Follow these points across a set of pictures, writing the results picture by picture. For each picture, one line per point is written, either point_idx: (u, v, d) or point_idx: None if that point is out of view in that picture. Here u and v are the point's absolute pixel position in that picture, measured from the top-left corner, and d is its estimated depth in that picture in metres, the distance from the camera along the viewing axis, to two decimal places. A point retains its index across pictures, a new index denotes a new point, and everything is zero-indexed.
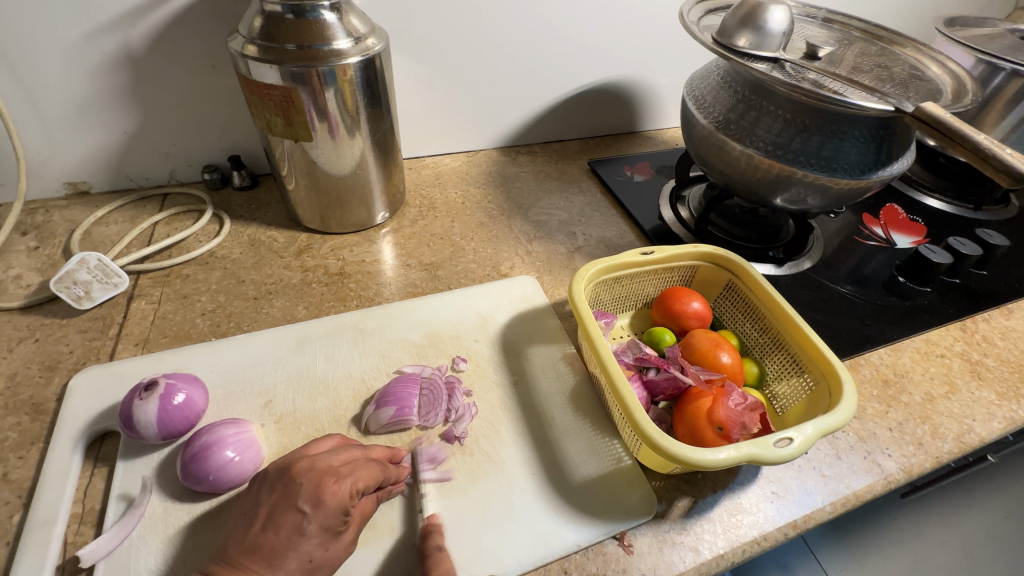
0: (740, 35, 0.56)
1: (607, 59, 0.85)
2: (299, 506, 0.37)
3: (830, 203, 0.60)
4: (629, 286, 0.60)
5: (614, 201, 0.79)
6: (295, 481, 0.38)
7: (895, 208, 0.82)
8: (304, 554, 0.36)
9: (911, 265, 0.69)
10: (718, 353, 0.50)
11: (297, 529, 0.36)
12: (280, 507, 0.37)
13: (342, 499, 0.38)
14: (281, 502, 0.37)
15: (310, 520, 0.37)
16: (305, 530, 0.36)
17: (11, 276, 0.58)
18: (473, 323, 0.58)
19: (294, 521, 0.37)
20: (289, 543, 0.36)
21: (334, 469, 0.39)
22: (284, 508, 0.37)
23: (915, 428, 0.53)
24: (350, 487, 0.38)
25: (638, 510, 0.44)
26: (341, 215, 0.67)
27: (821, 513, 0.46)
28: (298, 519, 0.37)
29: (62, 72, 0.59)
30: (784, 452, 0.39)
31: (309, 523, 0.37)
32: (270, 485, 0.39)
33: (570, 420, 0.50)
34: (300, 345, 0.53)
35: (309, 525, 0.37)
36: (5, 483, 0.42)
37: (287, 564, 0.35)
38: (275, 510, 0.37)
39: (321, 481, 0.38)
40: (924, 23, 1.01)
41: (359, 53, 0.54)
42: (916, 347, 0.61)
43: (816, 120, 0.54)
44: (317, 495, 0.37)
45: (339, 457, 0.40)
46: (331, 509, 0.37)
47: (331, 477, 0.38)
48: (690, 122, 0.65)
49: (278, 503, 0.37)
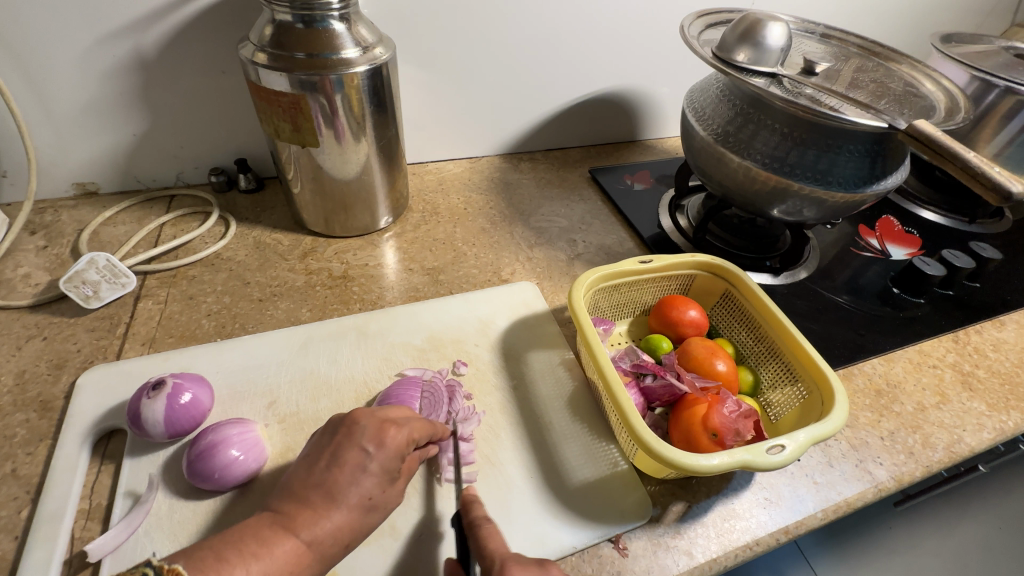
0: (739, 50, 0.58)
1: (609, 69, 0.86)
2: (362, 446, 0.39)
3: (826, 214, 0.61)
4: (628, 293, 0.60)
5: (613, 209, 0.81)
6: (357, 423, 0.40)
7: (890, 219, 0.83)
8: (364, 491, 0.37)
9: (905, 277, 0.70)
10: (713, 361, 0.51)
11: (360, 466, 0.38)
12: (342, 448, 0.39)
13: (401, 442, 0.40)
14: (343, 444, 0.39)
15: (372, 459, 0.38)
16: (367, 468, 0.38)
17: (20, 275, 0.59)
18: (474, 328, 0.58)
19: (357, 459, 0.38)
20: (353, 480, 0.37)
21: (393, 419, 0.41)
22: (347, 448, 0.39)
23: (906, 438, 0.54)
24: (407, 433, 0.41)
25: (634, 514, 0.45)
26: (345, 219, 0.68)
27: (812, 519, 0.47)
28: (360, 458, 0.38)
29: (75, 75, 0.61)
30: (777, 459, 0.40)
31: (371, 462, 0.38)
32: (331, 432, 0.40)
33: (568, 425, 0.51)
34: (303, 347, 0.54)
35: (372, 464, 0.38)
36: (14, 479, 0.43)
37: (349, 499, 0.37)
38: (338, 451, 0.39)
39: (383, 426, 0.40)
40: (920, 38, 1.02)
41: (366, 61, 0.55)
42: (909, 358, 0.62)
43: (812, 135, 0.55)
44: (380, 437, 0.39)
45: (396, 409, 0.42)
46: (391, 454, 0.39)
47: (390, 424, 0.40)
48: (689, 134, 0.66)
49: (341, 445, 0.39)
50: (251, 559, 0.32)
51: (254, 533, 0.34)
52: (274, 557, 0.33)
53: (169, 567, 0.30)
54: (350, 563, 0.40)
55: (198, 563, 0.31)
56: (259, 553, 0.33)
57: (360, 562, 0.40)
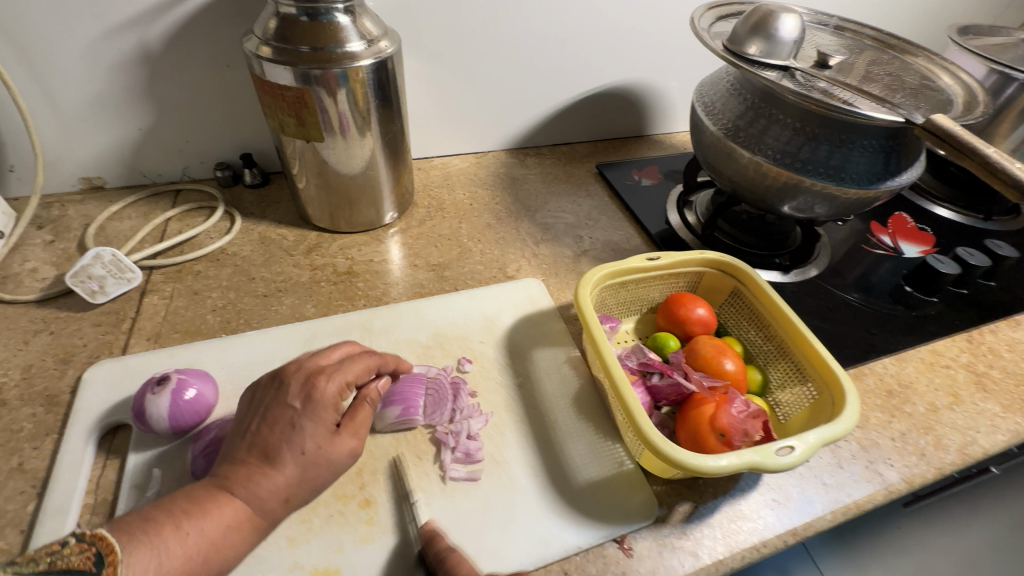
0: (750, 43, 0.56)
1: (617, 63, 0.85)
2: (289, 402, 0.40)
3: (838, 211, 0.60)
4: (635, 290, 0.60)
5: (621, 205, 0.80)
6: (285, 381, 0.41)
7: (903, 216, 0.82)
8: (300, 447, 0.38)
9: (918, 275, 0.69)
10: (721, 360, 0.50)
11: (291, 423, 0.39)
12: (273, 405, 0.40)
13: (331, 397, 0.41)
14: (274, 402, 0.40)
15: (301, 415, 0.39)
16: (297, 423, 0.39)
17: (28, 269, 0.60)
18: (479, 325, 0.58)
19: (287, 416, 0.39)
20: (284, 437, 0.38)
21: (323, 371, 0.42)
22: (275, 406, 0.40)
23: (917, 439, 0.53)
24: (338, 386, 0.42)
25: (639, 515, 0.44)
26: (350, 215, 0.68)
27: (821, 521, 0.46)
28: (290, 415, 0.39)
29: (80, 69, 0.61)
30: (786, 461, 0.40)
31: (301, 418, 0.39)
32: (262, 391, 0.41)
33: (573, 423, 0.50)
34: (308, 343, 0.54)
35: (301, 420, 0.39)
36: (20, 473, 0.43)
37: (284, 456, 0.38)
38: (269, 409, 0.40)
39: (312, 380, 0.41)
40: (937, 29, 1.00)
41: (371, 55, 0.54)
42: (921, 357, 0.61)
43: (825, 129, 0.54)
44: (308, 392, 0.40)
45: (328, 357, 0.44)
46: (323, 408, 0.40)
47: (320, 377, 0.41)
48: (699, 128, 0.65)
49: (271, 403, 0.40)
50: (184, 518, 0.34)
51: (187, 493, 0.36)
52: (211, 515, 0.35)
53: (95, 533, 0.31)
54: (353, 560, 0.40)
55: (125, 526, 0.33)
56: (190, 511, 0.35)
57: (364, 559, 0.40)
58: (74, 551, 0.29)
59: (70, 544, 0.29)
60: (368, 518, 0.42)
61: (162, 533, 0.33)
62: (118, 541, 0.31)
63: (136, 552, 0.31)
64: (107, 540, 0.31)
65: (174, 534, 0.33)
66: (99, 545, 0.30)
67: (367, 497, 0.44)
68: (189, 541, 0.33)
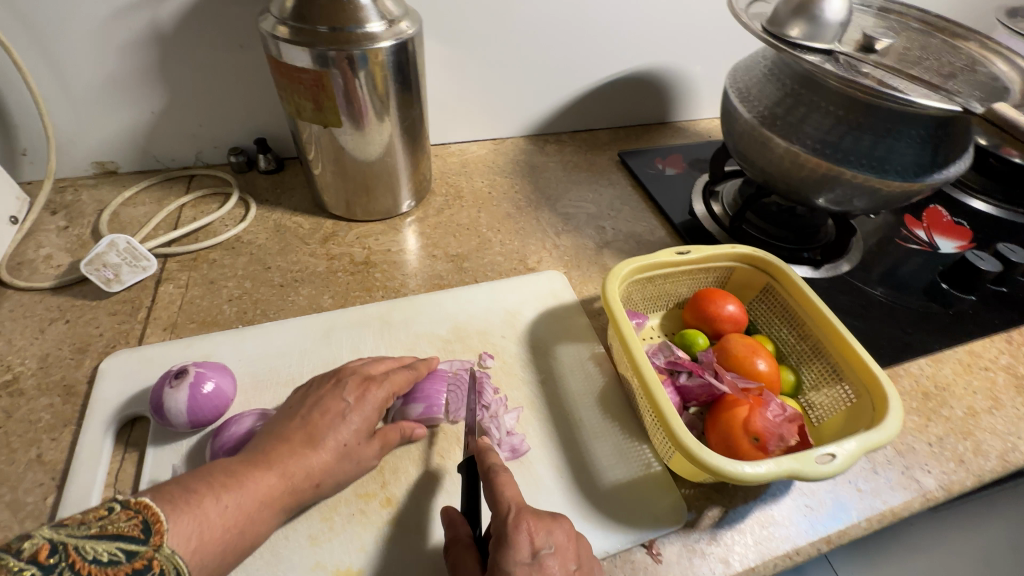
0: (792, 25, 0.53)
1: (642, 45, 0.81)
2: (343, 396, 0.41)
3: (877, 205, 0.57)
4: (663, 285, 0.57)
5: (644, 194, 0.77)
6: (341, 379, 0.43)
7: (939, 210, 0.79)
8: (340, 438, 0.39)
9: (956, 272, 0.66)
10: (754, 360, 0.48)
11: (340, 415, 0.40)
12: (326, 398, 0.41)
13: (380, 401, 0.43)
14: (327, 395, 0.42)
15: (352, 411, 0.41)
16: (346, 417, 0.40)
17: (42, 256, 0.59)
18: (500, 319, 0.56)
19: (337, 409, 0.41)
20: (331, 426, 0.40)
21: (374, 376, 0.44)
22: (329, 398, 0.41)
23: (956, 444, 0.51)
24: (386, 391, 0.43)
25: (667, 518, 0.43)
26: (367, 202, 0.66)
27: (855, 528, 0.45)
28: (341, 408, 0.41)
29: (90, 49, 0.59)
30: (826, 469, 0.38)
31: (351, 413, 0.41)
32: (316, 386, 0.43)
33: (598, 422, 0.49)
34: (326, 335, 0.53)
35: (351, 415, 0.41)
36: (39, 464, 0.42)
37: (326, 443, 0.39)
38: (321, 400, 0.41)
39: (365, 382, 0.43)
40: (982, 11, 0.94)
41: (391, 36, 0.52)
42: (959, 359, 0.59)
43: (869, 118, 0.52)
44: (362, 392, 0.42)
45: (378, 366, 0.45)
46: (371, 407, 0.42)
47: (372, 381, 0.43)
48: (731, 116, 0.62)
49: (325, 395, 0.42)
50: (221, 490, 0.33)
51: (224, 467, 0.35)
52: (246, 489, 0.34)
53: (137, 500, 0.29)
54: (374, 563, 0.39)
55: (165, 495, 0.31)
56: (229, 485, 0.34)
57: (387, 561, 0.39)
58: (121, 518, 0.28)
59: (115, 511, 0.28)
60: (390, 519, 0.41)
61: (204, 502, 0.32)
62: (160, 509, 0.30)
63: (179, 519, 0.30)
64: (152, 509, 0.29)
65: (215, 505, 0.32)
66: (144, 514, 0.29)
67: (387, 495, 0.43)
68: (227, 513, 0.32)
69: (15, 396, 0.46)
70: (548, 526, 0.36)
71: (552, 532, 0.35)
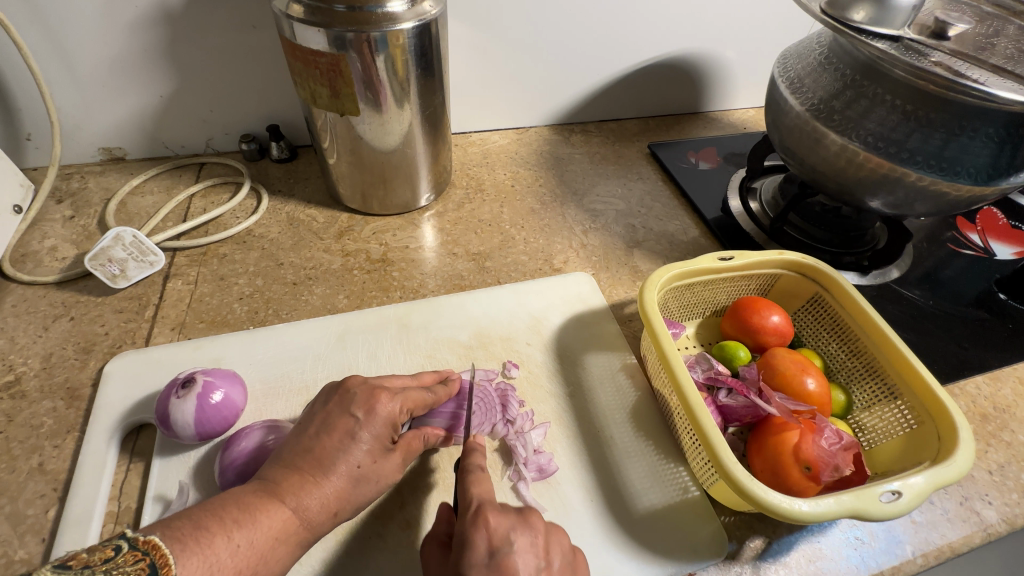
0: (857, 8, 0.48)
1: (677, 30, 0.76)
2: (351, 412, 0.38)
3: (937, 211, 0.52)
4: (701, 293, 0.53)
5: (676, 190, 0.73)
6: (348, 391, 0.39)
7: (994, 212, 0.73)
8: (354, 460, 0.36)
9: (1015, 281, 0.61)
10: (803, 379, 0.44)
11: (349, 434, 0.37)
12: (334, 414, 0.38)
13: (391, 414, 0.39)
14: (335, 411, 0.38)
15: (362, 427, 0.37)
16: (356, 436, 0.37)
17: (47, 248, 0.56)
18: (525, 325, 0.53)
19: (347, 426, 0.37)
20: (341, 448, 0.36)
21: (388, 388, 0.40)
22: (338, 414, 0.38)
23: (1019, 473, 0.47)
24: (399, 405, 0.40)
25: (707, 550, 0.40)
26: (384, 195, 0.62)
27: (911, 565, 0.41)
28: (350, 425, 0.37)
29: (95, 28, 0.55)
30: (892, 508, 0.35)
31: (361, 430, 0.37)
32: (324, 400, 0.40)
33: (631, 441, 0.45)
34: (341, 339, 0.50)
35: (361, 432, 0.37)
36: (41, 474, 0.40)
37: (337, 468, 0.36)
38: (330, 417, 0.38)
39: (375, 393, 0.39)
40: None
41: (414, 17, 0.48)
42: (1020, 377, 0.54)
43: (940, 113, 0.46)
44: (370, 405, 0.38)
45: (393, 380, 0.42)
46: (381, 422, 0.38)
47: (383, 392, 0.39)
48: (779, 107, 0.57)
49: (332, 410, 0.38)
50: (234, 527, 0.30)
51: (238, 500, 0.32)
52: (259, 525, 0.32)
53: (145, 539, 0.27)
54: None
55: (175, 532, 0.29)
56: (241, 521, 0.31)
57: None
58: (127, 561, 0.25)
59: (122, 552, 0.26)
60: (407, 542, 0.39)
61: (215, 542, 0.29)
62: (169, 550, 0.27)
63: (189, 562, 0.27)
64: (161, 550, 0.27)
65: (226, 544, 0.29)
66: (153, 556, 0.26)
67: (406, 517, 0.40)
68: (240, 552, 0.30)
69: (16, 399, 0.44)
70: (516, 534, 0.33)
71: (514, 533, 0.33)
